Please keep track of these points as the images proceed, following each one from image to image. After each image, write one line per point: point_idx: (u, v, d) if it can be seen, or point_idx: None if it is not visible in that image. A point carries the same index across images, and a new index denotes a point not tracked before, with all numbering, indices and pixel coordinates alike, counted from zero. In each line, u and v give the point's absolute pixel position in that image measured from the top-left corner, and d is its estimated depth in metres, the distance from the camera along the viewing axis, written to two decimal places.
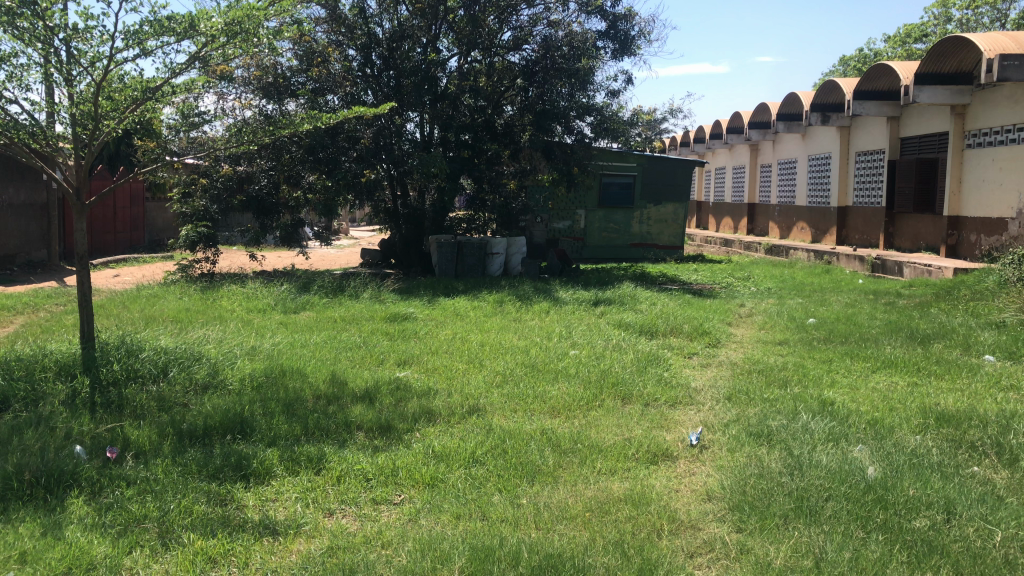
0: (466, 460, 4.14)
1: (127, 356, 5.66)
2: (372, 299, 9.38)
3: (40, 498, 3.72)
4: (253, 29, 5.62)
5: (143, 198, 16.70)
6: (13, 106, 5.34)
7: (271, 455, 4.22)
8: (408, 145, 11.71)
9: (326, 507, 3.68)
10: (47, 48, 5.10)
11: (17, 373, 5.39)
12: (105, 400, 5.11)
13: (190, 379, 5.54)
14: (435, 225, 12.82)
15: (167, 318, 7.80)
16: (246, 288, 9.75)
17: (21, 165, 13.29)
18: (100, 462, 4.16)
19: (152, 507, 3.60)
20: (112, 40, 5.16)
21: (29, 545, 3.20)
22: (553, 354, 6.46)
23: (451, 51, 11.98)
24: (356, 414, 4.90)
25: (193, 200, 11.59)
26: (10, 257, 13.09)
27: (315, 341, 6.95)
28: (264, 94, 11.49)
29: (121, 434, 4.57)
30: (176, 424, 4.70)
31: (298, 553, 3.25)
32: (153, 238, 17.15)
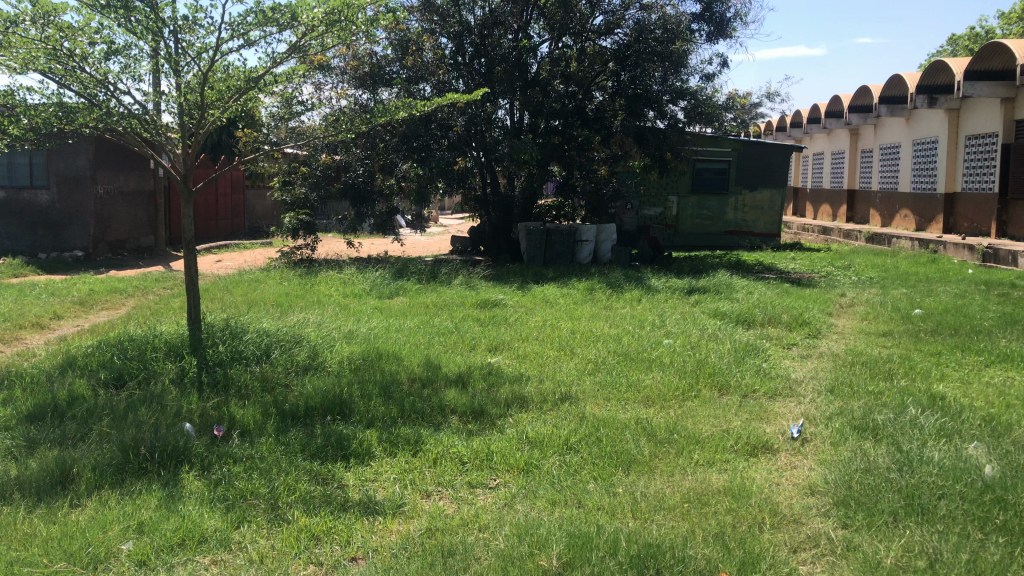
0: (561, 446, 4.14)
1: (232, 339, 5.87)
2: (464, 285, 9.47)
3: (154, 472, 3.92)
4: (354, 15, 5.70)
5: (244, 186, 17.24)
6: (127, 97, 5.60)
7: (369, 436, 4.31)
8: (499, 132, 11.75)
9: (423, 488, 3.74)
10: (158, 40, 5.30)
11: (131, 353, 5.69)
12: (212, 379, 5.31)
13: (291, 361, 5.71)
14: (524, 212, 12.84)
15: (268, 302, 8.06)
16: (343, 274, 9.96)
17: (132, 154, 13.98)
18: (209, 439, 4.34)
19: (259, 484, 3.73)
20: (219, 31, 5.35)
21: (146, 517, 3.40)
22: (646, 343, 6.38)
23: (542, 37, 11.96)
24: (450, 397, 4.95)
25: (293, 189, 12.00)
26: (122, 242, 13.81)
27: (408, 326, 7.05)
28: (359, 84, 11.77)
29: (227, 412, 4.74)
30: (278, 404, 4.85)
31: (398, 532, 3.31)
32: (253, 224, 17.72)
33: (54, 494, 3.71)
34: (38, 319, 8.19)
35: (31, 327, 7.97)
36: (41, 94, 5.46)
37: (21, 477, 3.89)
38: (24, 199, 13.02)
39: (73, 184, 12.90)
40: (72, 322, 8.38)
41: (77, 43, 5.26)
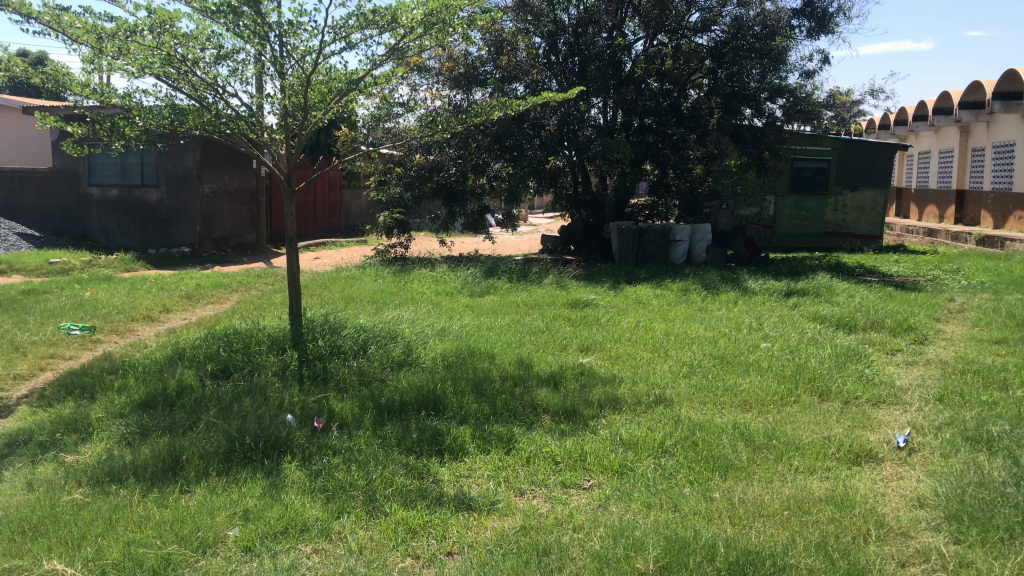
0: (656, 449, 4.09)
1: (330, 334, 6.04)
2: (555, 284, 9.48)
3: (257, 461, 4.07)
4: (452, 17, 5.77)
5: (340, 185, 17.67)
6: (234, 100, 5.80)
7: (463, 432, 4.35)
8: (591, 130, 11.61)
9: (517, 487, 3.76)
10: (264, 43, 5.47)
11: (235, 346, 5.92)
12: (311, 372, 5.46)
13: (387, 356, 5.82)
14: (616, 212, 12.75)
15: (363, 299, 8.25)
16: (436, 272, 10.10)
17: (236, 154, 14.50)
18: (309, 430, 4.47)
19: (357, 476, 3.82)
20: (322, 34, 5.49)
21: (251, 504, 3.54)
22: (742, 346, 6.25)
23: (637, 34, 11.83)
24: (542, 396, 4.96)
25: (388, 188, 12.25)
26: (225, 239, 14.35)
27: (500, 324, 7.10)
28: (453, 84, 11.85)
29: (326, 405, 4.87)
30: (375, 398, 4.95)
31: (493, 529, 3.34)
32: (349, 223, 18.14)
33: (166, 480, 3.89)
34: (150, 312, 8.59)
35: (143, 319, 8.37)
36: (155, 96, 5.72)
37: (135, 462, 4.09)
38: (136, 197, 13.68)
39: (180, 183, 13.48)
40: (181, 315, 8.77)
41: (189, 49, 5.47)
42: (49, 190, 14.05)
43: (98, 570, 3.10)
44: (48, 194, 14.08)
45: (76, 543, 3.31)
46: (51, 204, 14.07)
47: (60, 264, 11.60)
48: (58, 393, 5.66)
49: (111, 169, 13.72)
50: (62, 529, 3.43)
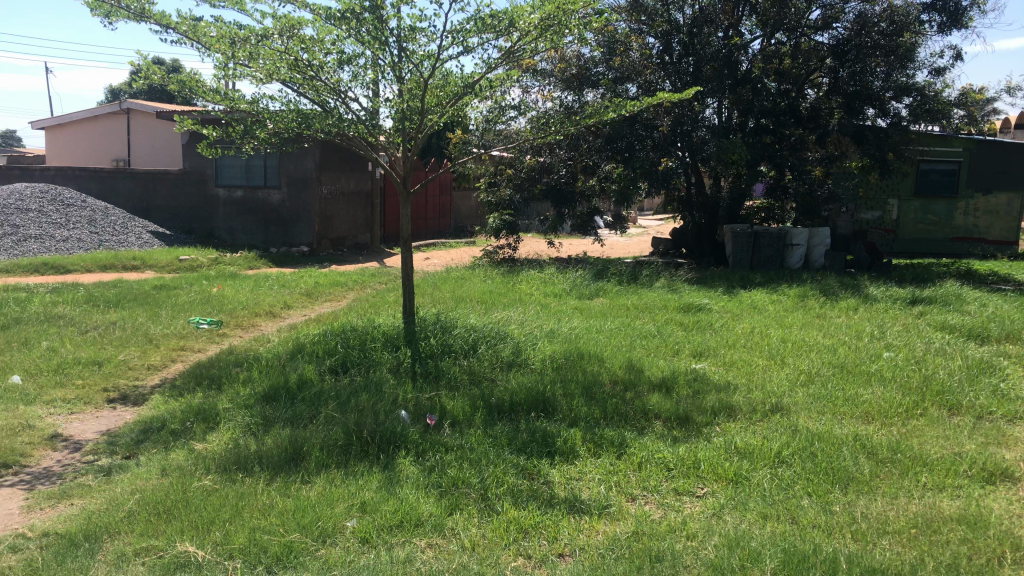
0: (772, 459, 3.99)
1: (442, 333, 6.14)
2: (666, 287, 9.35)
3: (373, 456, 4.18)
4: (569, 20, 5.78)
5: (451, 187, 17.96)
6: (355, 104, 5.99)
7: (574, 435, 4.35)
8: (705, 131, 11.36)
9: (629, 491, 3.73)
10: (383, 48, 5.62)
11: (351, 342, 6.10)
12: (424, 370, 5.58)
13: (497, 356, 5.88)
14: (730, 215, 12.48)
15: (474, 299, 8.35)
16: (545, 274, 10.14)
17: (352, 156, 14.94)
18: (422, 427, 4.57)
19: (469, 474, 3.87)
20: (440, 39, 5.60)
21: (368, 497, 3.64)
22: (864, 355, 6.01)
23: (754, 33, 11.59)
24: (654, 401, 4.91)
25: (499, 190, 12.39)
26: (342, 240, 14.83)
27: (610, 327, 7.05)
28: (565, 86, 11.76)
29: (438, 402, 4.96)
30: (485, 397, 5.00)
31: (604, 533, 3.32)
32: (458, 224, 18.41)
33: (287, 470, 4.04)
34: (271, 308, 8.95)
35: (266, 315, 8.73)
36: (281, 102, 5.95)
37: (259, 451, 4.28)
38: (259, 198, 14.29)
39: (300, 184, 13.99)
40: (300, 312, 9.10)
41: (314, 55, 5.67)
42: (181, 191, 14.75)
43: (226, 554, 3.25)
44: (179, 194, 14.78)
45: (205, 526, 3.49)
46: (183, 204, 14.81)
47: (189, 261, 12.25)
48: (189, 384, 5.97)
49: (237, 170, 14.36)
50: (193, 513, 3.62)
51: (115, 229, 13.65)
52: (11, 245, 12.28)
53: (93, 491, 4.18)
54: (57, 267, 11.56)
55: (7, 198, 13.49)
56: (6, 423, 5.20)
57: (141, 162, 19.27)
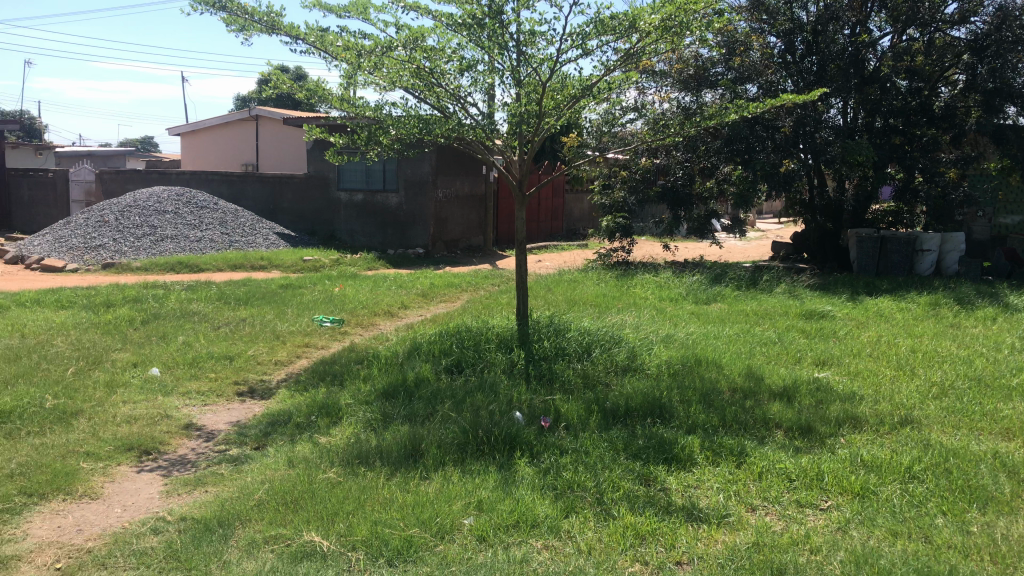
0: (902, 474, 3.82)
1: (556, 335, 6.16)
2: (786, 293, 9.07)
3: (489, 455, 4.24)
4: (689, 20, 5.71)
5: (565, 189, 17.99)
6: (473, 109, 6.08)
7: (691, 442, 4.28)
8: (829, 132, 10.96)
9: (748, 502, 3.65)
10: (502, 52, 5.68)
11: (467, 343, 6.19)
12: (538, 372, 5.62)
13: (612, 360, 5.84)
14: (855, 218, 12.00)
15: (588, 302, 8.33)
16: (660, 278, 10.02)
17: (467, 160, 15.19)
18: (536, 428, 4.60)
19: (585, 477, 3.87)
20: (559, 42, 5.62)
21: (485, 496, 3.69)
22: (1003, 368, 5.67)
23: (883, 30, 11.17)
24: (775, 410, 4.78)
25: (613, 193, 12.43)
26: (456, 242, 15.10)
27: (728, 333, 6.90)
28: (682, 87, 11.55)
29: (553, 405, 4.97)
30: (600, 401, 4.99)
31: (724, 543, 3.26)
32: (570, 227, 18.42)
33: (407, 467, 4.15)
34: (390, 308, 9.19)
35: (384, 314, 8.97)
36: (402, 108, 6.11)
37: (379, 447, 4.40)
38: (378, 201, 14.70)
39: (417, 188, 14.30)
40: (416, 312, 9.30)
41: (436, 62, 5.78)
42: (305, 195, 15.36)
43: (349, 545, 3.36)
44: (303, 198, 15.38)
45: (329, 517, 3.62)
46: (307, 207, 15.41)
47: (312, 262, 12.71)
48: (312, 379, 6.21)
49: (357, 175, 14.83)
50: (317, 504, 3.76)
51: (244, 231, 14.31)
52: (149, 246, 13.06)
53: (225, 480, 4.39)
54: (191, 266, 12.22)
55: (147, 201, 14.36)
56: (147, 412, 5.54)
57: (268, 166, 20.14)
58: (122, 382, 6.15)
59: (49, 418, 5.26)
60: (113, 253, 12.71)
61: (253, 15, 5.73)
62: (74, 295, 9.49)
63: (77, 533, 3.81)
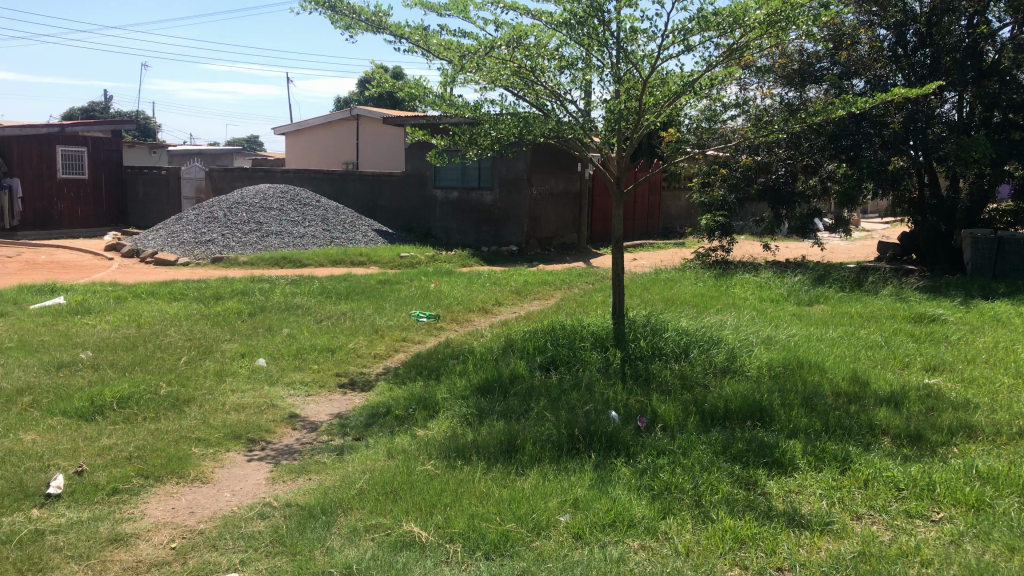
0: (1021, 487, 3.63)
1: (652, 335, 6.10)
2: (894, 296, 8.73)
3: (585, 454, 4.24)
4: (798, 14, 5.55)
5: (661, 187, 17.77)
6: (572, 106, 6.07)
7: (793, 446, 4.17)
8: (942, 128, 10.54)
9: (854, 510, 3.54)
10: (602, 49, 5.65)
11: (562, 341, 6.20)
12: (634, 372, 5.58)
13: (710, 362, 5.75)
14: (969, 218, 11.45)
15: (685, 302, 8.21)
16: (759, 278, 9.80)
17: (562, 158, 15.18)
18: (633, 428, 4.57)
19: (682, 479, 3.83)
20: (661, 38, 5.56)
21: (581, 494, 3.69)
22: None
23: (1003, 20, 10.59)
24: (882, 417, 4.61)
25: (712, 191, 12.16)
26: (550, 239, 15.14)
27: (832, 336, 6.70)
28: (786, 82, 11.28)
29: (649, 405, 4.93)
30: (698, 403, 4.91)
31: (827, 551, 3.17)
32: (667, 225, 18.19)
33: (503, 463, 4.19)
34: (484, 304, 9.28)
35: (479, 311, 9.06)
36: (502, 106, 6.17)
37: (476, 441, 4.45)
38: (473, 199, 14.86)
39: (513, 185, 14.37)
40: (511, 309, 9.36)
41: (537, 61, 5.80)
42: (402, 192, 15.64)
43: (447, 537, 3.42)
44: (401, 195, 15.67)
45: (428, 509, 3.68)
46: (404, 204, 15.69)
47: (409, 258, 12.94)
48: (410, 373, 6.33)
49: (453, 173, 15.01)
50: (416, 495, 3.83)
51: (344, 227, 14.68)
52: (255, 241, 13.56)
53: (328, 468, 4.53)
54: (294, 261, 12.62)
55: (254, 198, 14.90)
56: (254, 401, 5.77)
57: (368, 164, 20.61)
58: (232, 372, 6.41)
59: (164, 404, 5.53)
60: (221, 248, 13.25)
61: (359, 15, 5.87)
62: (186, 288, 9.94)
63: (190, 515, 3.99)
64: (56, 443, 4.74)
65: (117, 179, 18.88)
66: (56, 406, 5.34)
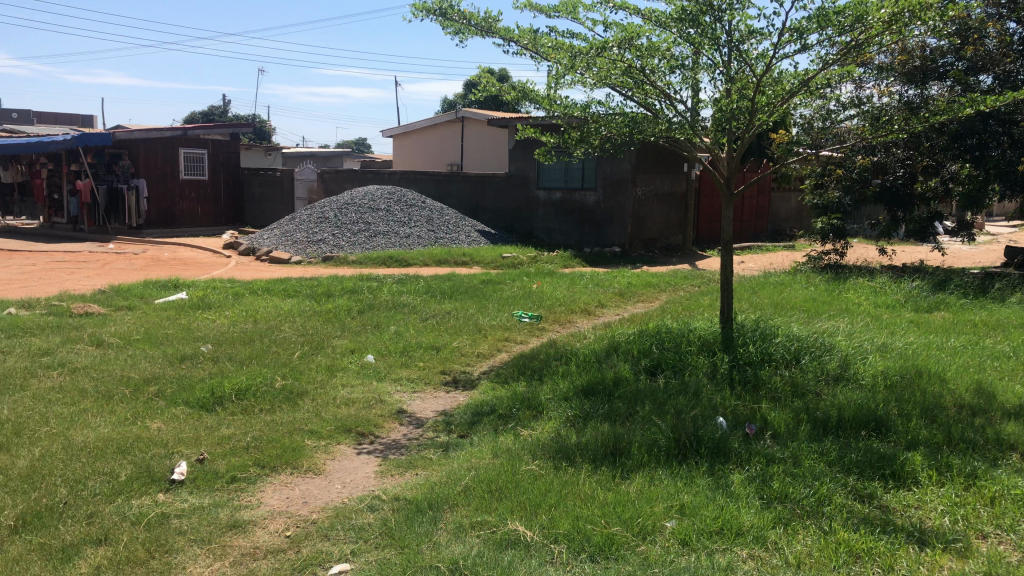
0: None
1: (762, 340, 5.96)
2: (1022, 304, 8.25)
3: (692, 460, 4.18)
4: (924, 9, 5.32)
5: (770, 188, 17.32)
6: (682, 106, 5.99)
7: (913, 458, 4.01)
8: None
9: (978, 528, 3.37)
10: (714, 48, 5.56)
11: (668, 344, 6.13)
12: (743, 378, 5.46)
13: (822, 369, 5.57)
14: None
15: (795, 306, 7.98)
16: (874, 283, 9.44)
17: (668, 158, 14.99)
18: (741, 435, 4.48)
19: (793, 489, 3.73)
20: (777, 37, 5.43)
21: (688, 500, 3.65)
22: None
23: None
24: (1010, 431, 4.38)
25: (826, 193, 11.76)
26: (654, 241, 14.98)
27: (953, 345, 6.39)
28: (906, 80, 10.96)
29: (759, 412, 4.82)
30: (810, 411, 4.77)
31: (950, 570, 3.04)
32: (776, 227, 17.70)
33: (607, 465, 4.18)
34: (587, 306, 9.25)
35: (582, 312, 9.04)
36: (611, 106, 6.15)
37: (581, 443, 4.45)
38: (576, 200, 14.85)
39: (617, 186, 14.29)
40: (614, 311, 9.31)
41: (648, 62, 5.76)
42: (506, 193, 15.76)
43: (552, 537, 3.43)
44: (505, 196, 15.80)
45: (533, 509, 3.70)
46: (507, 205, 15.82)
47: (512, 259, 13.03)
48: (513, 373, 6.38)
49: (557, 174, 15.04)
50: (521, 495, 3.86)
51: (448, 228, 14.90)
52: (363, 241, 13.93)
53: (434, 464, 4.61)
54: (400, 260, 12.90)
55: (363, 199, 15.31)
56: (363, 396, 5.93)
57: (473, 165, 20.86)
58: (342, 367, 6.62)
59: (279, 397, 5.75)
60: (331, 248, 13.68)
61: (469, 20, 5.96)
62: (299, 285, 10.30)
63: (303, 505, 4.14)
64: (180, 432, 5.00)
65: (234, 180, 19.74)
66: (179, 397, 5.63)
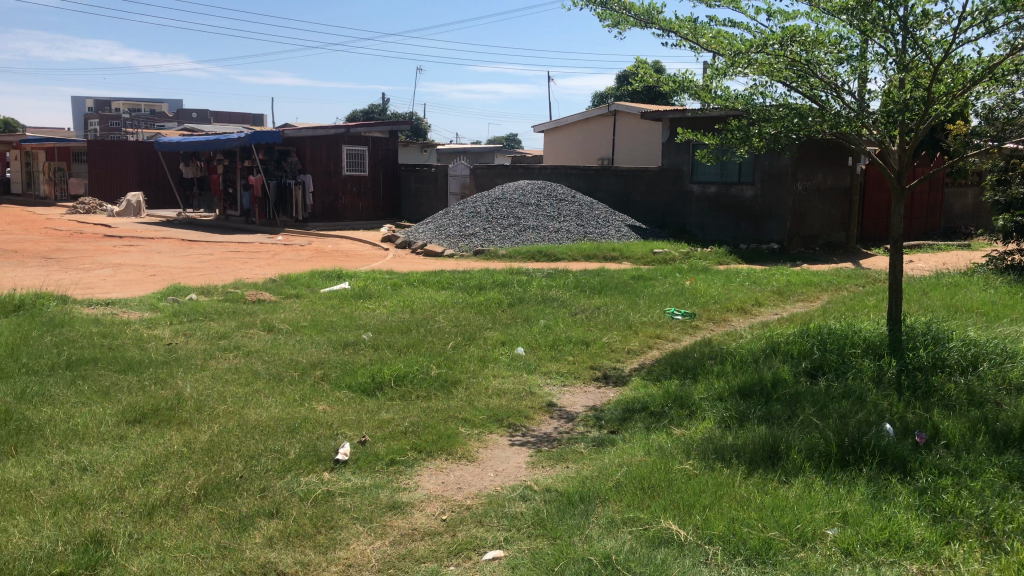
0: None
1: (934, 344, 5.62)
2: None
3: (856, 467, 4.00)
4: None
5: (944, 183, 16.22)
6: (850, 97, 5.72)
7: None
8: None
9: None
10: (887, 35, 5.29)
11: (830, 346, 5.88)
12: (912, 384, 5.16)
13: (1004, 377, 5.17)
14: None
15: (972, 309, 7.44)
16: None
17: (831, 151, 14.35)
18: (910, 444, 4.25)
19: (971, 503, 3.51)
20: (958, 21, 5.10)
21: (851, 508, 3.50)
22: None
23: None
24: None
25: (1011, 188, 10.88)
26: (815, 237, 14.37)
27: None
28: None
29: (930, 420, 4.55)
30: (988, 421, 4.46)
31: None
32: (950, 224, 16.56)
33: (766, 468, 4.06)
34: (742, 304, 8.99)
35: (737, 311, 8.80)
36: (773, 98, 5.95)
37: (736, 444, 4.35)
38: (732, 194, 14.47)
39: (775, 180, 13.81)
40: (771, 310, 9.02)
41: (813, 53, 5.55)
42: (659, 187, 15.56)
43: (706, 538, 3.38)
44: (657, 190, 15.60)
45: (686, 508, 3.66)
46: (659, 200, 15.61)
47: (663, 255, 12.84)
48: (665, 371, 6.31)
49: (712, 168, 14.71)
50: (674, 493, 3.82)
51: (599, 222, 14.87)
52: (514, 235, 14.12)
53: (585, 458, 4.64)
54: (551, 255, 12.99)
55: (515, 194, 15.52)
56: (514, 387, 6.04)
57: (625, 160, 20.70)
58: (494, 358, 6.75)
59: (434, 384, 5.95)
60: (484, 242, 13.95)
61: (629, 10, 5.93)
62: (453, 277, 10.58)
63: (458, 490, 4.27)
64: (343, 415, 5.26)
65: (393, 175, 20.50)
66: (343, 381, 5.92)
